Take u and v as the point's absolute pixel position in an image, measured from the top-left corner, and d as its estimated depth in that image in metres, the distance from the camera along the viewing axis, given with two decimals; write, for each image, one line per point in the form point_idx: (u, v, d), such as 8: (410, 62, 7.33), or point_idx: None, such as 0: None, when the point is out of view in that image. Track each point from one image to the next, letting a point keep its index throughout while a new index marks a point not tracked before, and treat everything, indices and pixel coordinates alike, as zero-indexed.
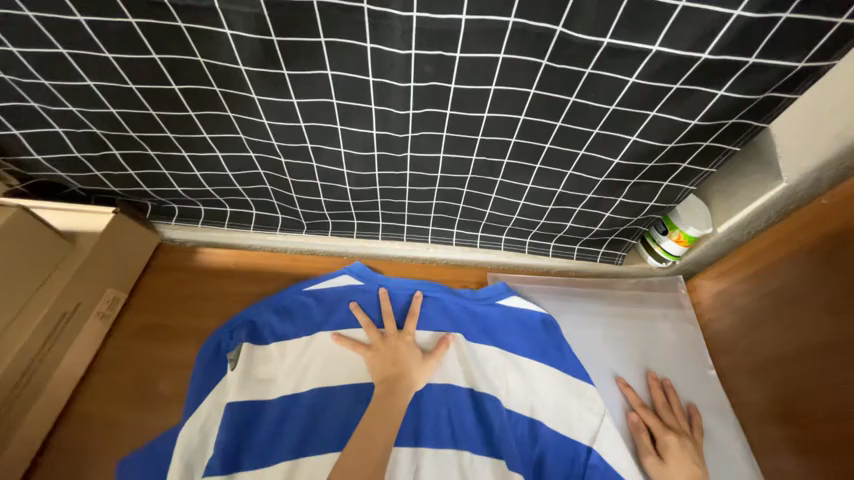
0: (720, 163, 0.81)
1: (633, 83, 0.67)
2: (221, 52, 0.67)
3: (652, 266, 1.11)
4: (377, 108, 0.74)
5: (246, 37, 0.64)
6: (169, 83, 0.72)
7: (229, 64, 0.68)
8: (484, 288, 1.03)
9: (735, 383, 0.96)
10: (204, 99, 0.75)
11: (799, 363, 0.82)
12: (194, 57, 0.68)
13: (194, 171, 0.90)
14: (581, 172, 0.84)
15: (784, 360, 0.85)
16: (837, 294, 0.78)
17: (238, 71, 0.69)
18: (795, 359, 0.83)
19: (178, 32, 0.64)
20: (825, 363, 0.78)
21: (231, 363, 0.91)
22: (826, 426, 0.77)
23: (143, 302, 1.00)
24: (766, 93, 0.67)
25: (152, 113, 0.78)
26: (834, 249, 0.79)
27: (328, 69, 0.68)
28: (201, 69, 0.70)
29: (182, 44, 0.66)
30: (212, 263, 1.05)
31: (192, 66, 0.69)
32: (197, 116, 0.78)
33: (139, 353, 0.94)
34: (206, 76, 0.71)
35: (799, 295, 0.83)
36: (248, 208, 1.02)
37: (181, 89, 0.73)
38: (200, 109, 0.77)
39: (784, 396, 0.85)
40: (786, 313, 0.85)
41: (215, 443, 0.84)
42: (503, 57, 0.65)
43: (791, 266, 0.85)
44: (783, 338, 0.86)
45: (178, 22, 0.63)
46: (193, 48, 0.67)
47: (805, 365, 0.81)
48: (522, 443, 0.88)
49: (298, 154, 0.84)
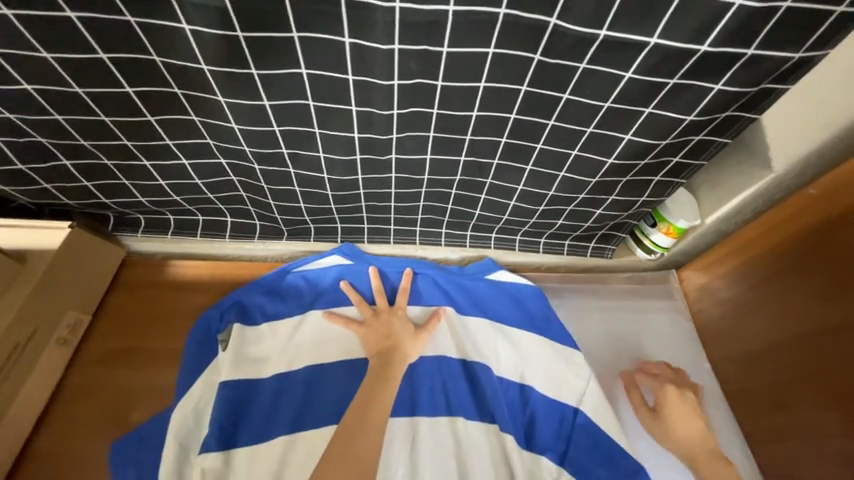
0: (711, 155, 0.79)
1: (628, 78, 0.64)
2: (180, 50, 0.60)
3: (641, 258, 1.07)
4: (358, 109, 0.69)
5: (207, 32, 0.57)
6: (122, 86, 0.65)
7: (189, 63, 0.61)
8: (474, 264, 1.00)
9: (726, 372, 0.95)
10: (165, 103, 0.67)
11: (796, 350, 0.82)
12: (150, 57, 0.61)
13: (158, 180, 0.82)
14: (572, 173, 0.81)
15: (778, 347, 0.85)
16: (832, 280, 0.77)
17: (200, 71, 0.62)
18: (790, 346, 0.83)
19: (129, 28, 0.57)
20: (821, 350, 0.78)
21: (221, 344, 0.88)
22: (829, 412, 0.77)
23: (106, 325, 0.91)
24: (761, 85, 0.66)
25: (105, 119, 0.70)
26: (827, 236, 0.78)
27: (304, 68, 0.62)
28: (158, 69, 0.62)
29: (134, 41, 0.59)
30: (183, 275, 0.98)
31: (148, 66, 0.62)
32: (157, 122, 0.71)
33: (107, 381, 0.87)
34: (165, 77, 0.64)
35: (793, 282, 0.82)
36: (223, 216, 0.94)
37: (136, 92, 0.66)
38: (159, 113, 0.69)
39: (780, 383, 0.85)
40: (779, 300, 0.85)
41: (209, 421, 0.81)
42: (493, 53, 0.60)
43: (778, 255, 0.85)
44: (775, 325, 0.85)
45: (127, 16, 0.56)
46: (147, 46, 0.59)
47: (802, 352, 0.81)
48: (514, 408, 0.88)
49: (273, 161, 0.78)
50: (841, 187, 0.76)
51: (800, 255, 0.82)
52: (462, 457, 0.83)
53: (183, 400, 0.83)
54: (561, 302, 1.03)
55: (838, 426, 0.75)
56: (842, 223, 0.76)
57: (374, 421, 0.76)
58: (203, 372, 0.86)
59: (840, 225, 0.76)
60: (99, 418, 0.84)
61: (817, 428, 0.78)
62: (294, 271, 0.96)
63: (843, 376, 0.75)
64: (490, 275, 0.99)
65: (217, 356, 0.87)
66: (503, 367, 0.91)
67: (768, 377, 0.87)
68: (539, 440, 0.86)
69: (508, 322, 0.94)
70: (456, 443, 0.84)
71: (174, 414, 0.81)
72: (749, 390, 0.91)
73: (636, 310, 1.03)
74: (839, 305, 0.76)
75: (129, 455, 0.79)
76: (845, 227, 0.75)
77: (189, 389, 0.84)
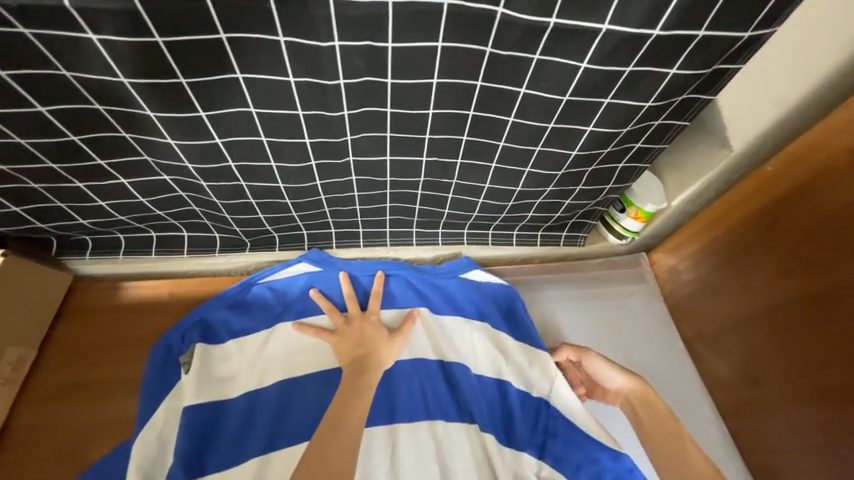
0: (671, 139, 0.79)
1: (585, 69, 0.62)
2: (91, 60, 0.54)
3: (613, 244, 1.07)
4: (307, 113, 0.65)
5: (118, 41, 0.52)
6: (33, 104, 0.59)
7: (106, 76, 0.56)
8: (449, 263, 0.98)
9: (698, 351, 0.97)
10: (88, 120, 0.62)
11: (760, 326, 0.84)
12: (58, 71, 0.55)
13: (97, 201, 0.77)
14: (538, 169, 0.80)
15: (744, 325, 0.87)
16: (788, 257, 0.78)
17: (120, 84, 0.57)
18: (754, 323, 0.85)
19: (26, 40, 0.51)
20: (783, 325, 0.80)
21: (184, 367, 0.83)
22: (793, 383, 0.79)
23: (55, 361, 0.86)
24: (714, 66, 0.65)
25: (19, 141, 0.64)
26: (782, 214, 0.79)
27: (239, 73, 0.58)
28: (70, 84, 0.57)
29: (37, 55, 0.53)
30: (139, 298, 0.92)
31: (59, 82, 0.57)
32: (82, 141, 0.65)
33: (58, 420, 0.82)
34: (80, 91, 0.58)
35: (754, 261, 0.84)
36: (178, 231, 0.89)
37: (50, 111, 0.60)
38: (83, 132, 0.64)
39: (747, 358, 0.87)
40: (741, 279, 0.86)
41: (174, 450, 0.77)
42: (442, 46, 0.58)
43: (737, 237, 0.87)
44: (740, 304, 0.87)
45: (19, 27, 0.50)
46: (52, 59, 0.54)
47: (766, 328, 0.83)
48: (493, 405, 0.87)
49: (222, 175, 0.74)
50: (794, 165, 0.77)
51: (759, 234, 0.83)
52: (444, 460, 0.81)
53: (146, 429, 0.78)
54: (538, 293, 1.02)
55: (801, 395, 0.78)
56: (796, 201, 0.77)
57: (347, 432, 0.74)
58: (165, 396, 0.81)
59: (794, 203, 0.78)
60: (51, 461, 0.79)
61: (787, 402, 0.80)
62: (260, 282, 0.92)
63: (804, 348, 0.77)
64: (465, 273, 0.97)
65: (180, 379, 0.82)
66: (479, 365, 0.90)
67: (738, 356, 0.89)
68: (518, 434, 0.85)
69: (483, 318, 0.93)
70: (437, 446, 0.83)
71: (135, 444, 0.76)
72: (720, 370, 0.93)
73: (610, 296, 1.03)
74: (796, 282, 0.78)
75: None
76: (798, 204, 0.77)
77: (150, 419, 0.79)
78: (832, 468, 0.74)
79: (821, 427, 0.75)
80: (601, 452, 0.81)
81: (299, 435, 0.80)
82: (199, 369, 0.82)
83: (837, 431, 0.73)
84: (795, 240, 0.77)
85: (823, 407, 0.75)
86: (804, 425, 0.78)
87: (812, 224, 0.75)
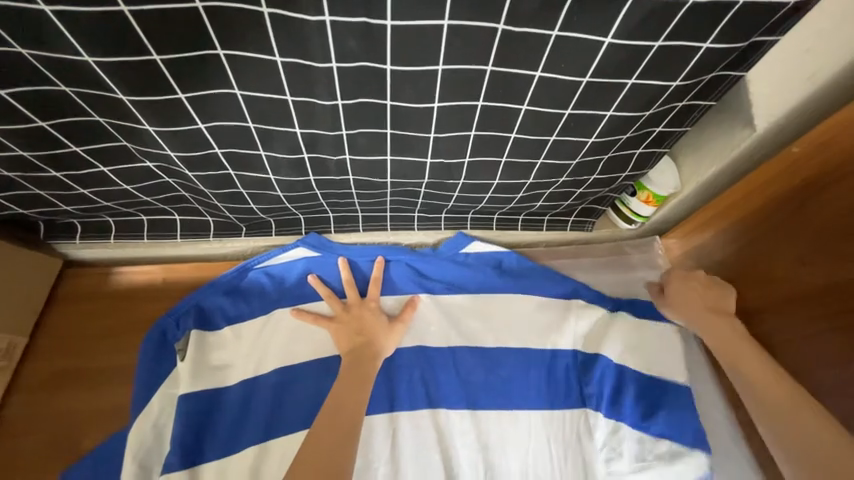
0: (694, 120, 0.73)
1: (608, 44, 0.56)
2: (54, 38, 0.50)
3: (621, 228, 1.02)
4: (296, 99, 0.60)
5: (79, 12, 0.48)
6: None
7: (71, 56, 0.53)
8: (447, 243, 0.94)
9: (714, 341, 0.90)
10: (60, 105, 0.60)
11: (790, 311, 0.77)
12: (13, 49, 0.52)
13: (78, 188, 0.75)
14: (551, 159, 0.76)
15: (770, 310, 0.80)
16: (827, 236, 0.71)
17: (86, 64, 0.54)
18: (784, 306, 0.78)
19: None
20: (820, 309, 0.72)
21: (180, 353, 0.81)
22: (824, 373, 0.72)
23: (47, 350, 0.85)
24: (750, 39, 0.59)
25: None
26: (821, 189, 0.71)
27: (220, 48, 0.53)
28: (29, 63, 0.54)
29: None
30: (133, 283, 0.90)
31: (18, 61, 0.53)
32: (51, 126, 0.63)
33: (56, 407, 0.82)
34: (44, 73, 0.55)
35: (784, 240, 0.77)
36: (170, 215, 0.85)
37: (11, 94, 0.57)
38: (51, 118, 0.62)
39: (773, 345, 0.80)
40: (767, 259, 0.80)
41: (171, 437, 0.76)
42: (448, 25, 0.52)
43: (765, 217, 0.79)
44: (768, 287, 0.80)
45: None
46: (5, 37, 0.50)
47: (796, 313, 0.76)
48: (513, 371, 0.86)
49: (211, 163, 0.71)
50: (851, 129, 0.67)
51: (790, 210, 0.76)
52: (446, 448, 0.81)
53: (140, 418, 0.78)
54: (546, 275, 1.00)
55: (835, 386, 0.70)
56: (842, 176, 0.68)
57: (342, 422, 0.72)
58: (160, 384, 0.81)
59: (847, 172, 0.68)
60: (48, 448, 0.80)
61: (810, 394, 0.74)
62: (256, 267, 0.89)
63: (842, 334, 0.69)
64: (465, 249, 0.94)
65: (176, 366, 0.81)
66: (503, 335, 0.88)
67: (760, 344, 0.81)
68: (542, 394, 0.85)
69: (493, 293, 0.90)
70: (439, 434, 0.81)
71: (131, 432, 0.77)
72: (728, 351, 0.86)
73: (618, 281, 0.99)
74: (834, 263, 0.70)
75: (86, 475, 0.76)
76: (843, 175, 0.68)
77: (145, 408, 0.79)
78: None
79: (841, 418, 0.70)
80: (636, 396, 0.84)
81: (295, 425, 0.78)
82: (194, 357, 0.81)
83: None
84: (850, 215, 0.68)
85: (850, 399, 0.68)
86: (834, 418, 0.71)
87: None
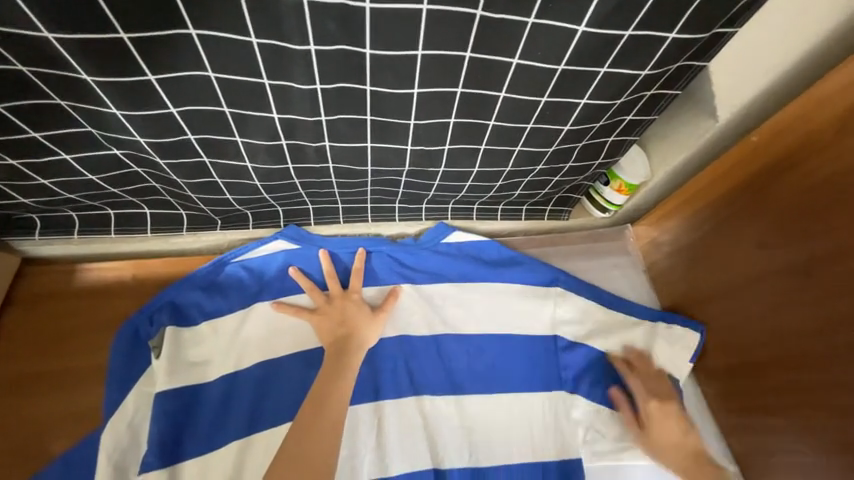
0: (661, 109, 0.76)
1: (582, 33, 0.58)
2: (5, 9, 0.47)
3: (595, 218, 1.05)
4: (273, 83, 0.59)
5: None
6: None
7: (29, 32, 0.49)
8: (427, 233, 0.94)
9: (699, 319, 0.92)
10: (14, 86, 0.56)
11: (768, 284, 0.78)
12: None
13: (37, 179, 0.70)
14: (529, 146, 0.77)
15: (748, 284, 0.81)
16: (807, 206, 0.71)
17: (45, 41, 0.51)
18: (762, 280, 0.79)
19: None
20: (801, 280, 0.73)
21: (155, 351, 0.79)
22: (808, 341, 0.73)
23: (8, 352, 0.81)
24: (712, 31, 0.62)
25: None
26: (799, 160, 0.72)
27: (192, 28, 0.51)
28: None
29: None
30: (101, 280, 0.86)
31: None
32: (7, 110, 0.59)
33: (19, 410, 0.78)
34: None
35: (763, 214, 0.77)
36: (139, 208, 0.81)
37: None
38: (6, 100, 0.58)
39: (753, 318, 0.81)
40: (745, 235, 0.81)
41: (148, 436, 0.74)
42: (427, 10, 0.52)
43: (745, 192, 0.80)
44: (747, 262, 0.81)
45: None
46: None
47: (775, 286, 0.77)
48: (497, 358, 0.88)
49: (183, 150, 0.68)
50: (816, 107, 0.70)
51: (768, 183, 0.76)
52: (431, 434, 0.82)
53: (113, 419, 0.75)
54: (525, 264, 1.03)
55: (819, 352, 0.72)
56: (821, 144, 0.69)
57: (323, 415, 0.71)
58: (132, 383, 0.78)
59: (814, 149, 0.70)
60: (13, 454, 0.76)
61: (779, 368, 0.77)
62: (233, 261, 0.86)
63: (827, 301, 0.70)
64: (446, 239, 0.94)
65: (150, 363, 0.78)
66: (487, 323, 0.90)
67: (742, 316, 0.83)
68: (526, 379, 0.87)
69: (475, 282, 0.92)
70: (423, 421, 0.83)
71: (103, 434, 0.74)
72: (720, 343, 0.88)
73: (594, 267, 1.03)
74: (815, 231, 0.71)
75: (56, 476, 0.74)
76: (824, 143, 0.69)
77: (118, 408, 0.76)
78: (819, 444, 0.72)
79: (830, 385, 0.71)
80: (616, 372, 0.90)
81: (277, 417, 0.77)
82: (170, 352, 0.78)
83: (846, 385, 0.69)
84: (820, 187, 0.70)
85: (822, 371, 0.71)
86: (818, 384, 0.72)
87: (836, 173, 0.67)
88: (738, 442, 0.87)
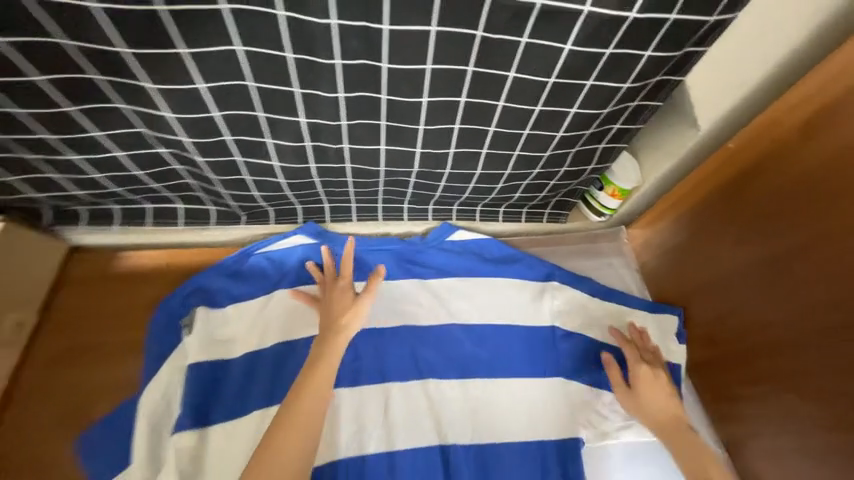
0: (645, 119, 0.85)
1: (568, 50, 0.67)
2: (89, 29, 0.57)
3: (590, 221, 1.13)
4: (303, 91, 0.69)
5: (119, 12, 0.55)
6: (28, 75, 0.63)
7: (105, 47, 0.59)
8: (433, 232, 1.02)
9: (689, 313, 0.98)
10: (85, 92, 0.66)
11: (748, 278, 0.84)
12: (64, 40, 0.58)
13: (92, 173, 0.80)
14: (525, 151, 0.86)
15: (731, 279, 0.88)
16: (780, 205, 0.78)
17: (117, 54, 0.61)
18: (743, 274, 0.85)
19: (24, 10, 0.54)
20: (776, 273, 0.80)
21: (186, 329, 0.87)
22: (785, 329, 0.79)
23: (56, 328, 0.90)
24: (683, 50, 0.71)
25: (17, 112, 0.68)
26: (770, 163, 0.79)
27: (238, 45, 0.61)
28: (72, 53, 0.60)
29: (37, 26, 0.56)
30: (138, 266, 0.95)
31: (55, 49, 0.59)
32: (78, 112, 0.69)
33: (64, 380, 0.87)
34: (76, 62, 0.61)
35: (742, 213, 0.84)
36: (171, 203, 0.91)
37: (49, 81, 0.64)
38: (80, 103, 0.68)
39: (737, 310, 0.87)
40: (726, 232, 0.88)
41: (181, 402, 0.82)
42: (435, 31, 0.62)
43: (725, 193, 0.87)
44: (728, 257, 0.88)
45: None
46: (48, 28, 0.57)
47: (754, 279, 0.83)
48: (498, 345, 0.95)
49: (221, 150, 0.78)
50: (781, 115, 0.77)
51: (745, 185, 0.83)
52: (435, 413, 0.89)
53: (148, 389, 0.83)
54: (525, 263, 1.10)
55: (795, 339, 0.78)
56: (789, 149, 0.76)
57: None
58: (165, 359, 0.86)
59: (784, 153, 0.77)
60: (58, 418, 0.85)
61: (762, 356, 0.83)
62: (256, 253, 0.95)
63: (800, 292, 0.77)
64: (450, 238, 1.02)
65: (181, 340, 0.86)
66: (488, 313, 0.97)
67: (727, 308, 0.90)
68: (526, 365, 0.94)
69: (478, 276, 0.99)
70: (428, 401, 0.89)
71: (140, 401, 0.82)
72: (709, 335, 0.94)
73: (588, 265, 1.10)
74: (787, 228, 0.78)
75: (97, 438, 0.82)
76: (792, 148, 0.76)
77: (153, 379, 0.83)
78: (799, 425, 0.78)
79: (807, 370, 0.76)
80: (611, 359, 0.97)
81: None
82: (201, 331, 0.87)
83: (820, 369, 0.74)
84: (789, 187, 0.77)
85: (798, 357, 0.77)
86: (796, 369, 0.78)
87: (806, 174, 0.74)
88: (729, 428, 0.92)
